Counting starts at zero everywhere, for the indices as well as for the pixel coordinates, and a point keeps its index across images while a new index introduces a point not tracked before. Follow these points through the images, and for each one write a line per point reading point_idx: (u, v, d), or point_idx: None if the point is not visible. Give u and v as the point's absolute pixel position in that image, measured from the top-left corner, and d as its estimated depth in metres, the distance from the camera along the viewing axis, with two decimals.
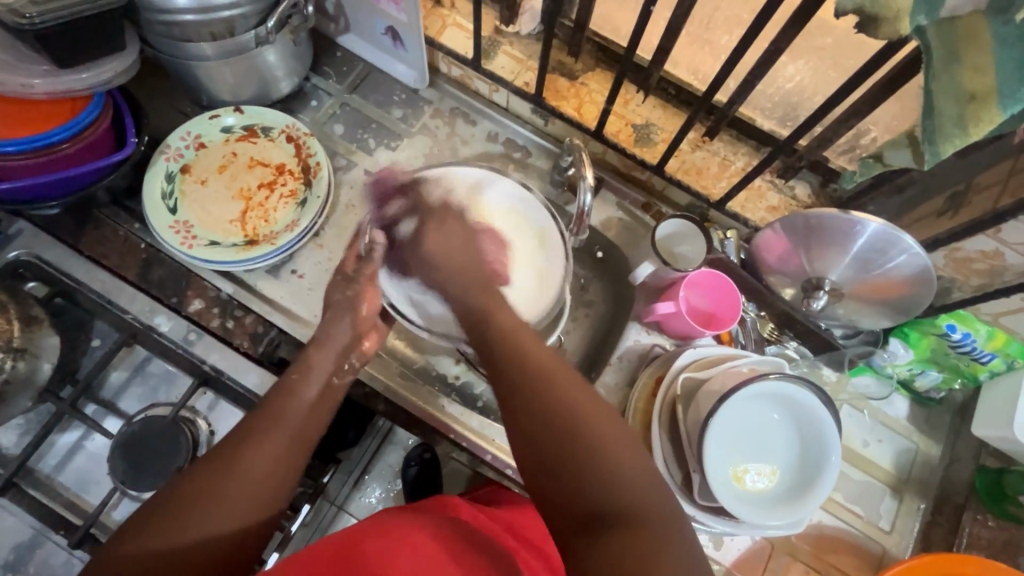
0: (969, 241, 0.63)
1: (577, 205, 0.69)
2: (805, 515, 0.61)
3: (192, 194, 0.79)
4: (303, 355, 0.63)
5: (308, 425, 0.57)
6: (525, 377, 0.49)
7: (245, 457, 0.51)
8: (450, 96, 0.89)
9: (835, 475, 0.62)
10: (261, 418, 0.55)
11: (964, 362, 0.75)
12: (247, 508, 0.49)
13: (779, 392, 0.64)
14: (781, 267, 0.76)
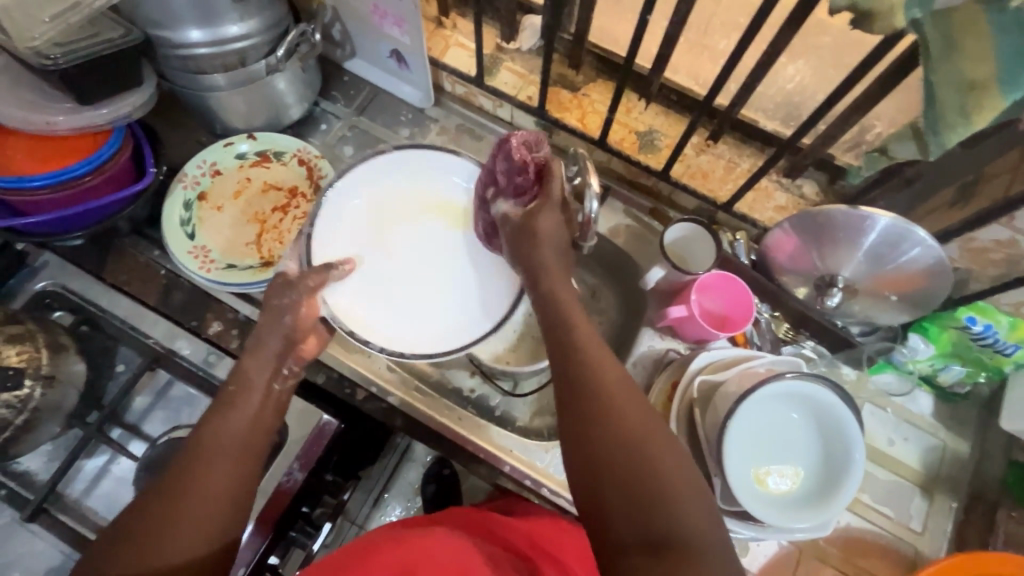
0: (984, 231, 0.62)
1: (581, 213, 0.65)
2: (831, 517, 0.60)
3: (209, 220, 0.82)
4: (239, 365, 0.60)
5: (257, 430, 0.55)
6: (597, 400, 0.47)
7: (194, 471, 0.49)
8: (455, 114, 0.91)
9: (861, 475, 0.61)
10: (204, 436, 0.53)
11: (987, 354, 0.73)
12: (212, 521, 0.48)
13: (798, 391, 0.63)
14: (793, 267, 0.76)
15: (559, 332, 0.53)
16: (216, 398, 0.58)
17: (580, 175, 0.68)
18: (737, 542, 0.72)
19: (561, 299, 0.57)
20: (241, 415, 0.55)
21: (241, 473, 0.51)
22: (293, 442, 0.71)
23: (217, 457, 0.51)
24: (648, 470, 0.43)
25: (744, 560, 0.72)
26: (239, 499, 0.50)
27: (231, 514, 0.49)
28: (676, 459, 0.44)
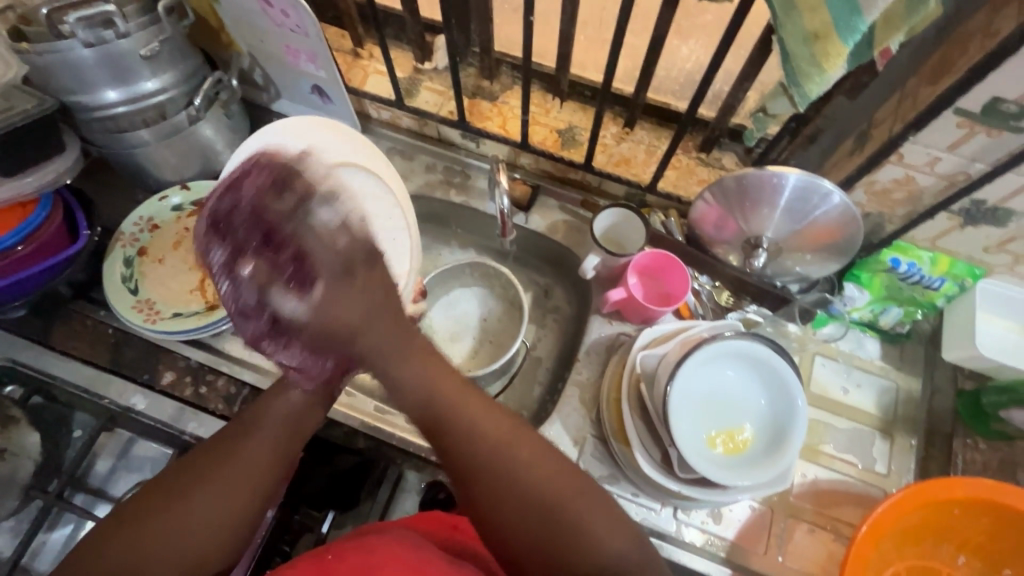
0: (881, 172, 0.65)
1: (497, 209, 0.76)
2: (785, 469, 0.61)
3: (152, 273, 0.82)
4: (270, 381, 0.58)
5: (304, 422, 0.57)
6: (497, 478, 0.51)
7: (220, 463, 0.52)
8: (384, 138, 0.94)
9: (806, 423, 0.62)
10: (231, 436, 0.54)
11: (918, 291, 0.77)
12: (230, 508, 0.51)
13: (734, 351, 0.65)
14: (721, 236, 0.79)
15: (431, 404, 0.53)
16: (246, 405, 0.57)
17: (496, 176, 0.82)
18: (710, 510, 0.73)
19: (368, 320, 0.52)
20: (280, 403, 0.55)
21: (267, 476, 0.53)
22: None
23: (251, 448, 0.53)
24: (564, 514, 0.49)
25: (719, 528, 0.72)
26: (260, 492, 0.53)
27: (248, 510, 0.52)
28: (599, 510, 0.50)
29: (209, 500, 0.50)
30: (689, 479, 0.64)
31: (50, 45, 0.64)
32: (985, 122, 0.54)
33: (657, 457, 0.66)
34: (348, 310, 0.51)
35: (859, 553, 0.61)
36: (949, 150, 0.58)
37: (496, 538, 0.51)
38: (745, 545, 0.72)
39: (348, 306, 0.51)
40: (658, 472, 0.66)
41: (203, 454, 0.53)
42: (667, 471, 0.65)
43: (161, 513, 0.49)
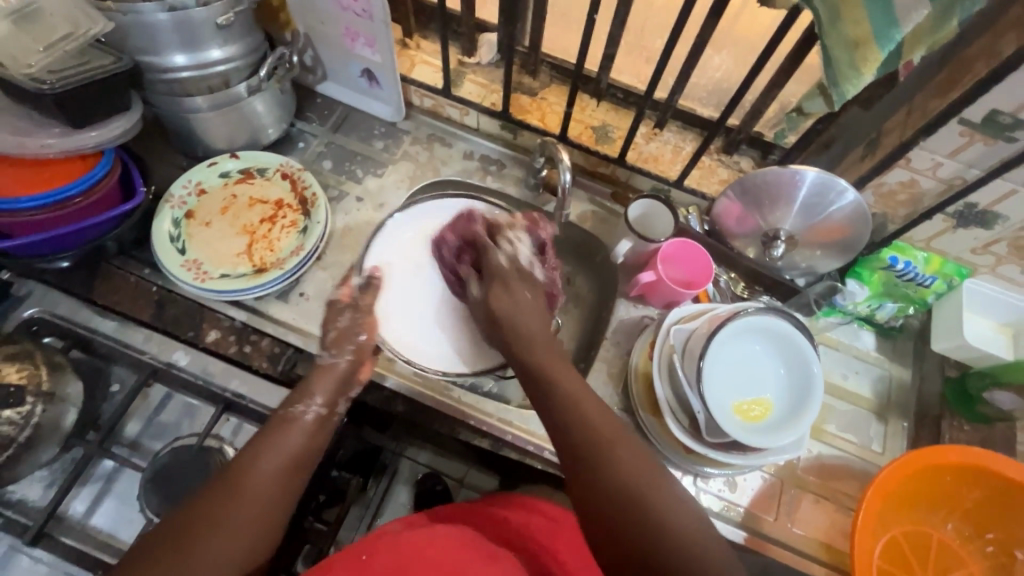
0: (890, 175, 0.74)
1: (558, 185, 0.83)
2: (804, 433, 0.68)
3: (198, 235, 0.84)
4: (308, 378, 0.68)
5: (307, 454, 0.62)
6: (598, 453, 0.54)
7: (247, 481, 0.57)
8: (425, 125, 1.00)
9: (822, 392, 0.69)
10: (258, 447, 0.60)
11: (912, 288, 0.85)
12: (246, 529, 0.55)
13: (759, 326, 0.72)
14: (741, 230, 0.87)
15: (529, 350, 0.66)
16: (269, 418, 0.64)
17: (547, 163, 0.88)
18: (726, 478, 0.79)
19: (536, 341, 0.66)
20: (289, 438, 0.62)
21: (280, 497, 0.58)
22: None
23: (263, 471, 0.58)
24: (639, 500, 0.51)
25: (734, 495, 0.78)
26: (271, 519, 0.57)
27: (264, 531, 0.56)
28: (656, 482, 0.52)
29: (229, 535, 0.54)
30: (715, 445, 0.70)
31: (131, 6, 0.67)
32: (983, 131, 0.63)
33: (685, 423, 0.72)
34: (503, 303, 0.69)
35: (866, 516, 0.67)
36: (951, 156, 0.67)
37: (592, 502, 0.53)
38: (757, 512, 0.78)
39: (534, 317, 0.69)
40: (687, 436, 0.72)
41: (226, 479, 0.57)
42: (693, 435, 0.71)
43: (189, 547, 0.52)
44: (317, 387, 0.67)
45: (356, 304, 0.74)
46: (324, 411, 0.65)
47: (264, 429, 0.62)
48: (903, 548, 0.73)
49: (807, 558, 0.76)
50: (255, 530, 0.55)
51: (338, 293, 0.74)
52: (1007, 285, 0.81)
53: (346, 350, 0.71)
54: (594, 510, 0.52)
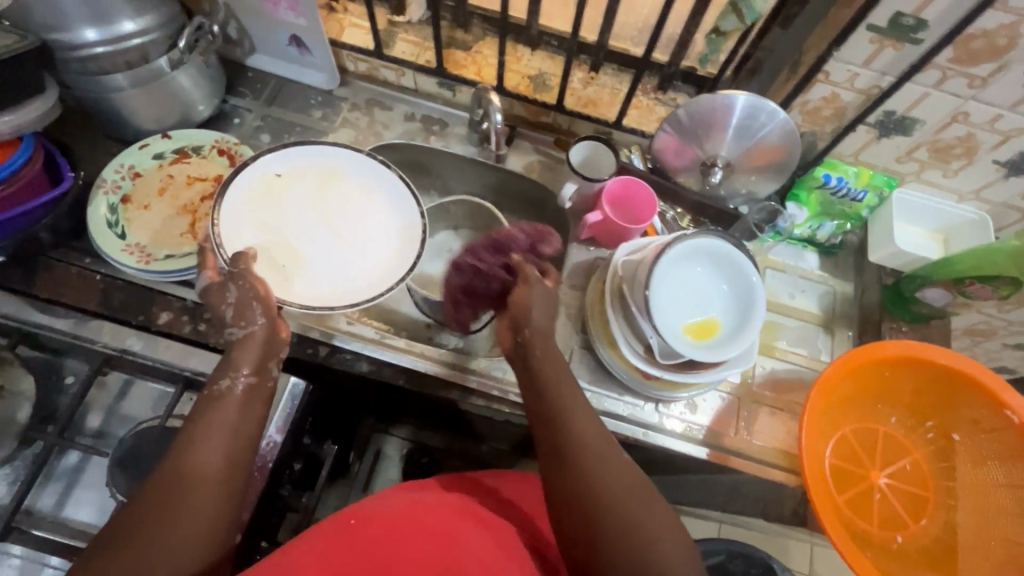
0: (812, 91, 0.76)
1: (492, 126, 0.86)
2: (750, 344, 0.71)
3: (138, 219, 0.82)
4: (229, 352, 0.64)
5: (245, 422, 0.59)
6: (591, 473, 0.56)
7: (192, 459, 0.54)
8: (362, 90, 0.98)
9: (764, 304, 0.72)
10: (195, 426, 0.57)
11: (847, 204, 0.89)
12: (208, 506, 0.52)
13: (696, 249, 0.74)
14: (683, 164, 0.89)
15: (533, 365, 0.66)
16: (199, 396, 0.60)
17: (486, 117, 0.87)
18: (687, 401, 0.82)
19: (542, 356, 0.66)
20: (225, 412, 0.59)
21: (233, 472, 0.55)
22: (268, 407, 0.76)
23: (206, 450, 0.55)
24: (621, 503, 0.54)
25: (696, 416, 0.82)
26: (229, 501, 0.54)
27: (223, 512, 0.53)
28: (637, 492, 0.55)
29: (190, 518, 0.51)
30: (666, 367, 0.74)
31: None
32: (890, 36, 0.66)
33: (640, 350, 0.75)
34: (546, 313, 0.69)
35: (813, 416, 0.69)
36: (865, 65, 0.70)
37: (570, 505, 0.55)
38: (718, 430, 0.81)
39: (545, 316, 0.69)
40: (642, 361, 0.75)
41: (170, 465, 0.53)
42: (649, 360, 0.74)
43: (149, 538, 0.49)
44: (238, 358, 0.63)
45: (234, 273, 0.69)
46: (254, 379, 0.62)
47: (194, 412, 0.59)
48: (853, 447, 0.77)
49: (767, 465, 0.80)
50: (215, 506, 0.52)
51: (206, 277, 0.69)
52: (927, 190, 0.85)
53: (254, 316, 0.66)
54: (577, 512, 0.55)
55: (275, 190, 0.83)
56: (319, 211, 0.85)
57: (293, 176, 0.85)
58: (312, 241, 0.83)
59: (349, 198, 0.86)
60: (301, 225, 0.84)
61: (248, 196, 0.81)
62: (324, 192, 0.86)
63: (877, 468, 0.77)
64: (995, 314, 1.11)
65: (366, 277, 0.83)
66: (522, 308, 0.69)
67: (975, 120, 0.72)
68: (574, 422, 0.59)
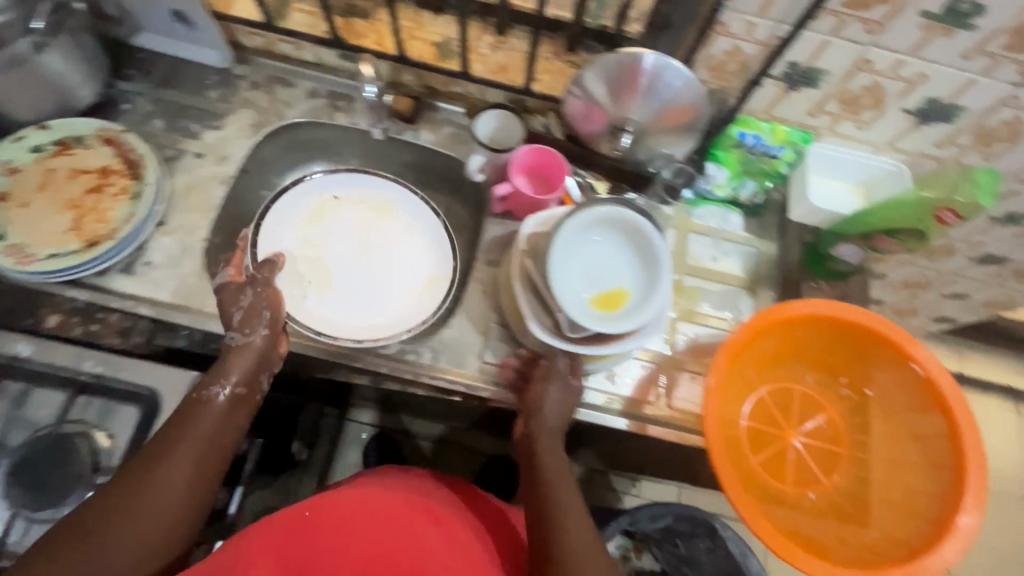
0: (713, 44, 0.73)
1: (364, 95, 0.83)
2: (653, 313, 0.69)
3: (18, 217, 0.77)
4: (223, 359, 0.69)
5: (220, 434, 0.64)
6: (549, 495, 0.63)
7: (160, 466, 0.59)
8: (261, 67, 0.93)
9: (669, 272, 0.71)
10: (173, 430, 0.62)
11: (765, 162, 0.86)
12: (167, 510, 0.58)
13: (604, 220, 0.72)
14: (594, 129, 0.85)
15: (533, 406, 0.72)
16: (184, 399, 0.66)
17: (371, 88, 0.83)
18: (605, 369, 0.81)
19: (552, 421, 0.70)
20: (202, 421, 0.64)
21: (198, 483, 0.61)
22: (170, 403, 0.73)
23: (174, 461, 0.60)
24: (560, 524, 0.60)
25: (615, 386, 0.81)
26: (191, 508, 0.60)
27: (181, 520, 0.59)
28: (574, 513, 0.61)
29: (149, 522, 0.56)
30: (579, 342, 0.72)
31: None
32: None
33: (549, 323, 0.73)
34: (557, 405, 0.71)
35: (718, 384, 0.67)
36: (760, 14, 0.67)
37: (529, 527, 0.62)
38: (638, 399, 0.81)
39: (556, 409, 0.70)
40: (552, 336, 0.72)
41: (141, 465, 0.59)
42: (557, 333, 0.72)
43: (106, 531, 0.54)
44: (232, 366, 0.68)
45: (255, 279, 0.73)
46: (238, 392, 0.67)
47: (176, 413, 0.64)
48: (769, 407, 0.77)
49: (688, 431, 0.79)
50: (176, 512, 0.58)
51: (226, 277, 0.73)
52: (848, 143, 0.83)
53: (257, 327, 0.70)
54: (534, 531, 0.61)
55: (320, 215, 0.93)
56: (360, 244, 0.92)
57: (339, 202, 0.94)
58: (350, 270, 0.91)
59: (393, 236, 0.94)
60: (342, 252, 0.92)
61: (295, 211, 0.93)
62: (371, 225, 0.93)
63: (792, 429, 0.77)
64: (928, 266, 1.10)
65: (381, 315, 0.88)
66: (537, 402, 0.71)
67: (878, 67, 0.69)
68: (552, 453, 0.67)
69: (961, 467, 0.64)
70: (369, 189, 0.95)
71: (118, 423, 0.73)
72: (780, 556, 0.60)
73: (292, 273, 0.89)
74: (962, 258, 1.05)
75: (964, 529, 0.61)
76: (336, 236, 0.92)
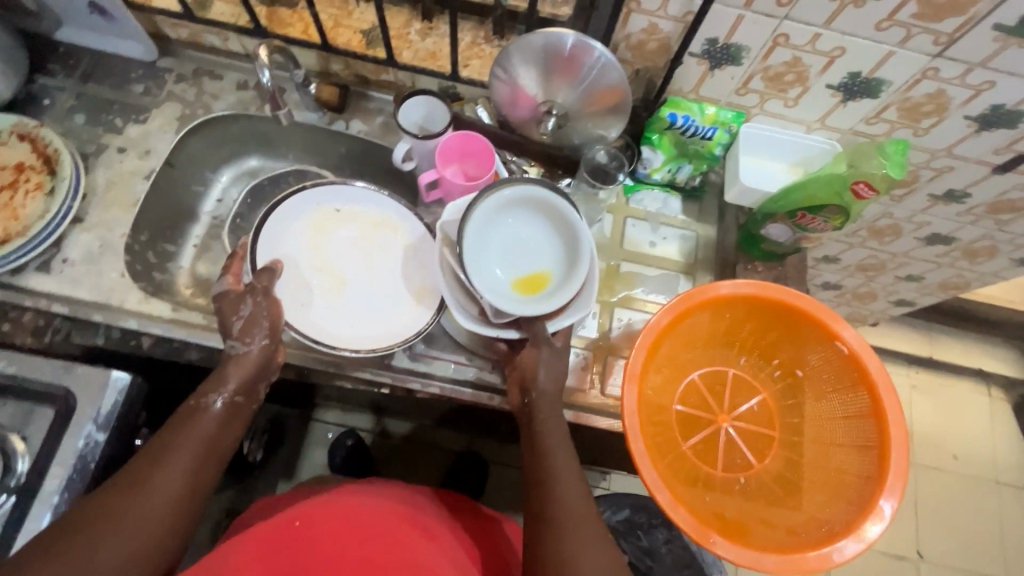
0: (632, 23, 0.72)
1: (262, 84, 0.79)
2: (577, 286, 0.67)
3: None
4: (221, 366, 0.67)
5: (218, 443, 0.63)
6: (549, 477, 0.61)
7: (155, 476, 0.57)
8: (188, 60, 0.91)
9: (590, 243, 0.69)
10: (168, 440, 0.60)
11: (698, 144, 0.84)
12: (162, 520, 0.55)
13: (517, 199, 0.71)
14: (521, 114, 0.84)
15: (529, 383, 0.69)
16: (179, 408, 0.64)
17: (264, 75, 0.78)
18: None
19: (544, 398, 0.67)
20: (198, 429, 0.62)
21: (193, 493, 0.59)
22: (88, 405, 0.69)
23: (171, 470, 0.58)
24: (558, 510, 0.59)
25: None
26: (185, 518, 0.57)
27: (176, 531, 0.56)
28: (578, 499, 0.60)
29: (141, 532, 0.54)
30: (539, 329, 0.68)
31: None
32: None
33: (474, 311, 0.71)
34: (550, 376, 0.68)
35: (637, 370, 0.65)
36: None
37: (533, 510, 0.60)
38: (572, 387, 0.79)
39: (551, 381, 0.68)
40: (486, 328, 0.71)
41: (133, 475, 0.57)
42: (484, 320, 0.71)
43: (95, 543, 0.51)
44: (229, 374, 0.66)
45: (255, 288, 0.71)
46: (235, 399, 0.65)
47: (171, 422, 0.62)
48: (700, 391, 0.77)
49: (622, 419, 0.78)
50: (167, 522, 0.56)
51: (226, 284, 0.72)
52: (778, 123, 0.82)
53: (258, 335, 0.68)
54: (538, 514, 0.60)
55: (315, 226, 0.87)
56: (360, 258, 0.87)
57: (336, 212, 0.88)
58: (347, 284, 0.85)
59: (394, 250, 0.87)
60: (341, 265, 0.86)
61: (284, 220, 0.85)
62: (371, 238, 0.87)
63: (725, 412, 0.77)
64: (878, 248, 1.09)
65: (382, 330, 0.81)
66: (529, 366, 0.68)
67: (796, 42, 0.68)
68: (554, 437, 0.65)
69: (885, 447, 0.63)
70: (366, 199, 0.88)
71: (35, 427, 0.68)
72: (695, 540, 0.59)
73: (296, 282, 0.83)
74: (909, 238, 1.03)
75: (883, 509, 0.60)
76: (334, 249, 0.86)
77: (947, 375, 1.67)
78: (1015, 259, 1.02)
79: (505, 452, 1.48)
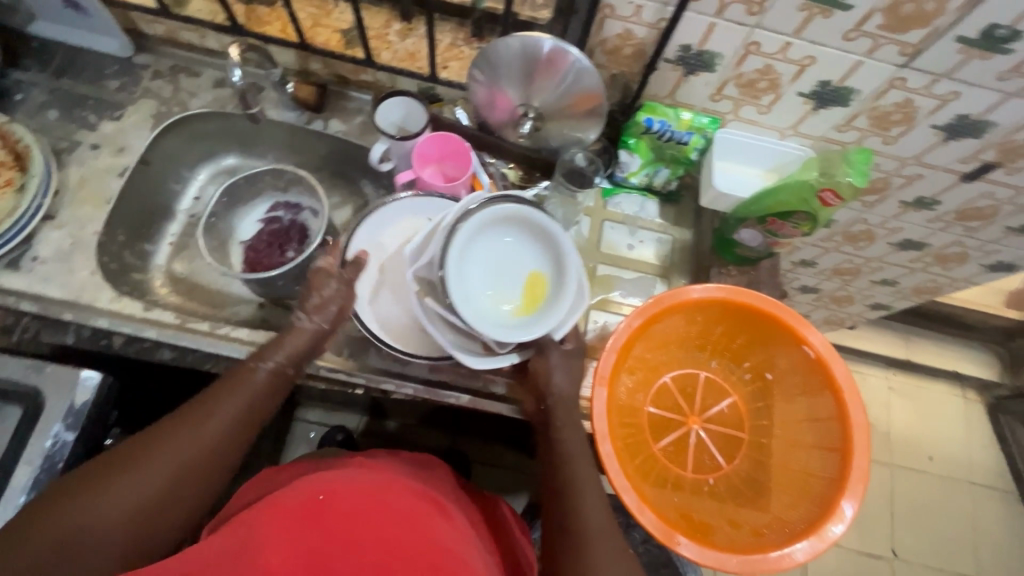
0: (606, 28, 0.73)
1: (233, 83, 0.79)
2: (574, 299, 0.66)
3: None
4: (281, 335, 0.69)
5: (257, 408, 0.63)
6: (568, 486, 0.62)
7: (186, 427, 0.58)
8: (165, 56, 0.91)
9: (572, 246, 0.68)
10: (207, 395, 0.61)
11: (675, 149, 0.84)
12: (184, 472, 0.56)
13: (495, 217, 0.67)
14: (499, 117, 0.85)
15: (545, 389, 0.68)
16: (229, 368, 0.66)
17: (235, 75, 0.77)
18: None
19: (561, 408, 0.67)
20: (238, 391, 0.62)
21: (221, 453, 0.59)
22: (53, 404, 0.68)
23: (204, 426, 0.59)
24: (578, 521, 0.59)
25: None
26: (208, 477, 0.58)
27: (200, 486, 0.57)
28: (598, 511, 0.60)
29: (162, 479, 0.55)
30: (545, 337, 0.67)
31: None
32: None
33: (477, 346, 0.68)
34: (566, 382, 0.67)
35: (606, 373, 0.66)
36: None
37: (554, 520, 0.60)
38: None
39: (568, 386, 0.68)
40: (484, 356, 0.67)
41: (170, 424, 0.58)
42: (490, 352, 0.67)
43: (114, 482, 0.53)
44: (283, 345, 0.67)
45: (342, 276, 0.73)
46: (276, 371, 0.66)
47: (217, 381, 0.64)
48: (672, 392, 0.78)
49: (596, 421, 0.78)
50: (188, 474, 0.56)
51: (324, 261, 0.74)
52: (751, 129, 0.84)
53: (322, 318, 0.70)
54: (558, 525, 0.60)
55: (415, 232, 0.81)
56: None
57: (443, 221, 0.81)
58: None
59: None
60: None
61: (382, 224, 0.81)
62: None
63: (696, 415, 0.78)
64: (852, 253, 1.10)
65: None
66: (542, 375, 0.68)
67: (768, 50, 0.69)
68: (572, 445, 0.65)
69: (847, 451, 0.64)
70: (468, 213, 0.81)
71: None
72: (661, 540, 0.60)
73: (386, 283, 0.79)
74: (882, 243, 1.05)
75: (844, 511, 0.62)
76: None
77: (923, 377, 1.70)
78: (984, 264, 1.04)
79: (486, 451, 1.48)
